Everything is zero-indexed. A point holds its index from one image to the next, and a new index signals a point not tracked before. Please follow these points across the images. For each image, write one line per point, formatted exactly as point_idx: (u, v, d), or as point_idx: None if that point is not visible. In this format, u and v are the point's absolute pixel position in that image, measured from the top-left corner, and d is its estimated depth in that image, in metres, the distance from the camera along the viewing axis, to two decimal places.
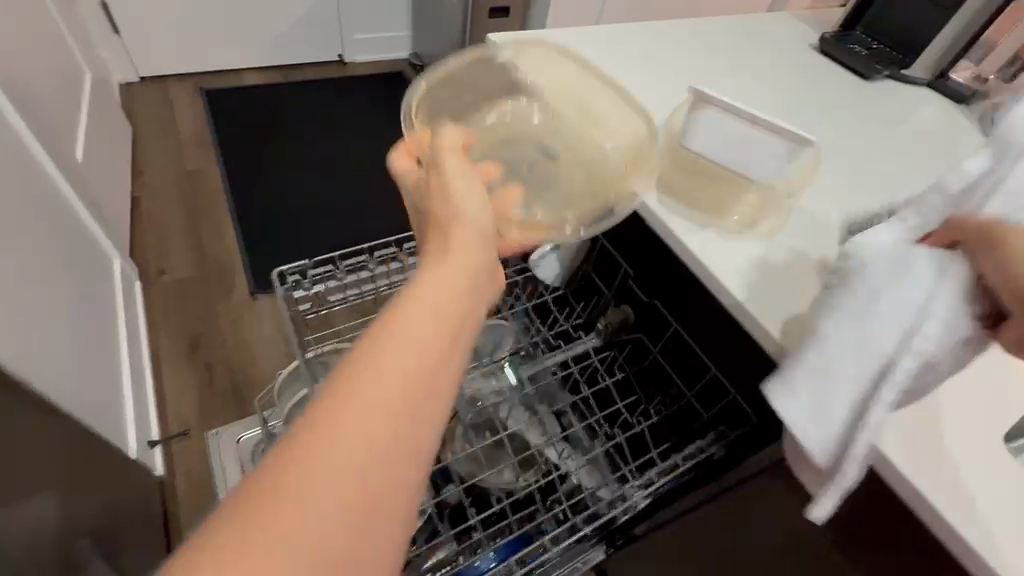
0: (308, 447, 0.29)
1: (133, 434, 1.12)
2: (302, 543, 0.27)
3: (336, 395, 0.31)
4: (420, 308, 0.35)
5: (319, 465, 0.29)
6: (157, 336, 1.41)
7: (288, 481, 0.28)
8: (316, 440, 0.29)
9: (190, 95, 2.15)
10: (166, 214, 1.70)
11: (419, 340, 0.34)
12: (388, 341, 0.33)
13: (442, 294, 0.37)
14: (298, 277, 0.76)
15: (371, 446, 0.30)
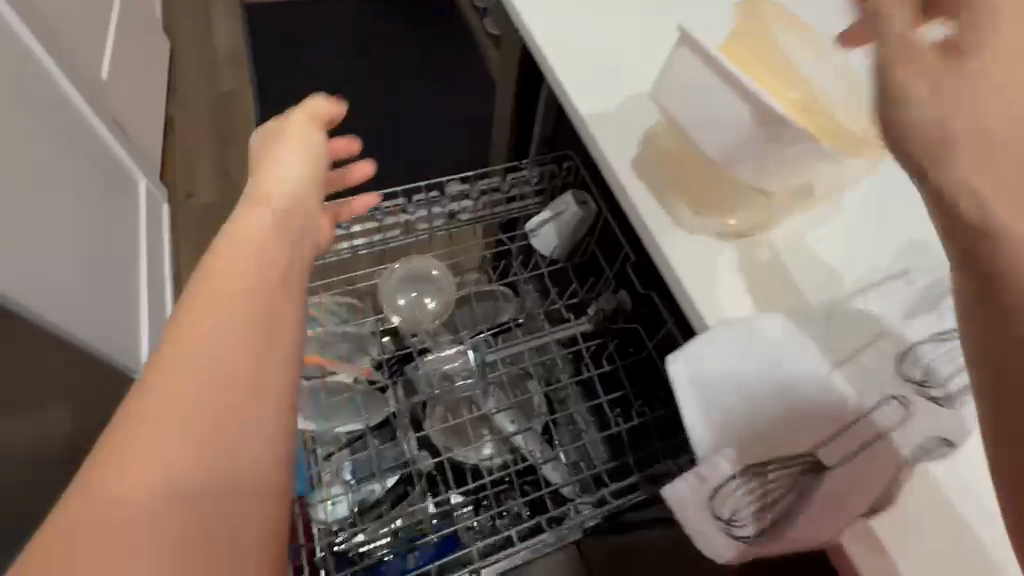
0: (142, 418, 0.32)
1: (145, 357, 1.19)
2: (149, 495, 0.30)
3: (166, 366, 0.35)
4: (241, 274, 0.40)
5: (155, 448, 0.32)
6: (180, 261, 1.46)
7: (133, 440, 0.32)
8: (152, 404, 0.33)
9: (230, 8, 2.08)
10: (197, 136, 1.70)
11: (242, 301, 0.38)
12: (207, 306, 0.37)
13: (261, 266, 0.42)
14: None
15: (196, 399, 0.34)
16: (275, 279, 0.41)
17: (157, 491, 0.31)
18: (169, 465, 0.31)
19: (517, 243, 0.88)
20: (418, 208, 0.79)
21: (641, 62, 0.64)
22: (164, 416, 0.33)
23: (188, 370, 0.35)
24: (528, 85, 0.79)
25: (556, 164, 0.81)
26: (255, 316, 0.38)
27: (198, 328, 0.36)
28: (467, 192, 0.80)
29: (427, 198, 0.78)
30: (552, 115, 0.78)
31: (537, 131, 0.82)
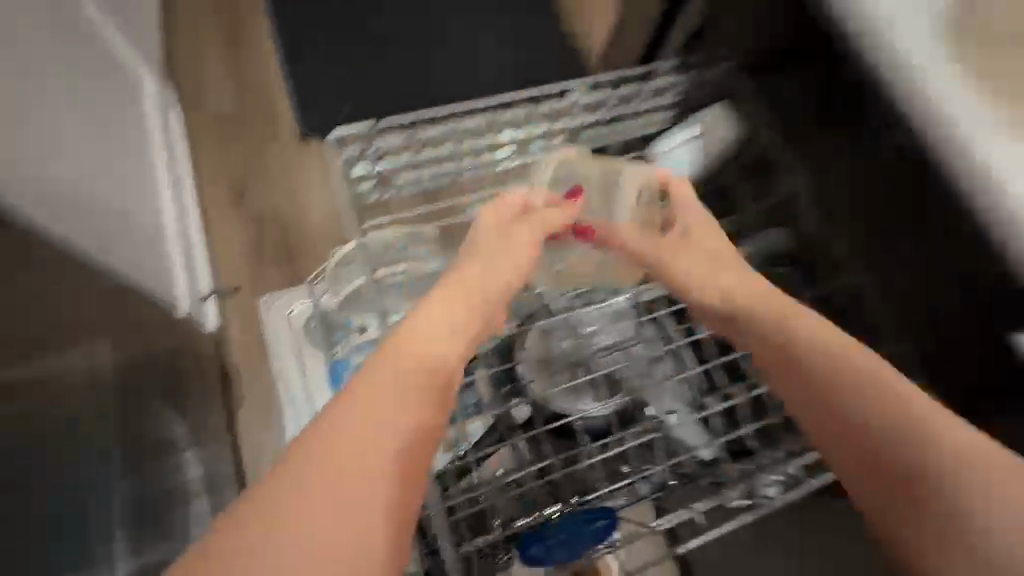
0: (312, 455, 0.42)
1: (183, 290, 1.07)
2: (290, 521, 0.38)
3: (342, 420, 0.44)
4: (402, 368, 0.49)
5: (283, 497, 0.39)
6: (201, 179, 1.28)
7: (302, 471, 0.41)
8: (326, 447, 0.42)
9: None
10: (200, 25, 1.44)
11: (397, 399, 0.47)
12: (377, 382, 0.47)
13: (408, 377, 0.49)
14: (360, 149, 0.57)
15: (362, 453, 0.43)
16: (429, 376, 0.50)
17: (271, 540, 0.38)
18: (310, 519, 0.39)
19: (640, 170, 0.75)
20: (537, 123, 0.64)
21: None
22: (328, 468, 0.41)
23: (359, 439, 0.43)
24: None
25: (705, 71, 0.66)
26: (409, 418, 0.46)
27: (359, 408, 0.45)
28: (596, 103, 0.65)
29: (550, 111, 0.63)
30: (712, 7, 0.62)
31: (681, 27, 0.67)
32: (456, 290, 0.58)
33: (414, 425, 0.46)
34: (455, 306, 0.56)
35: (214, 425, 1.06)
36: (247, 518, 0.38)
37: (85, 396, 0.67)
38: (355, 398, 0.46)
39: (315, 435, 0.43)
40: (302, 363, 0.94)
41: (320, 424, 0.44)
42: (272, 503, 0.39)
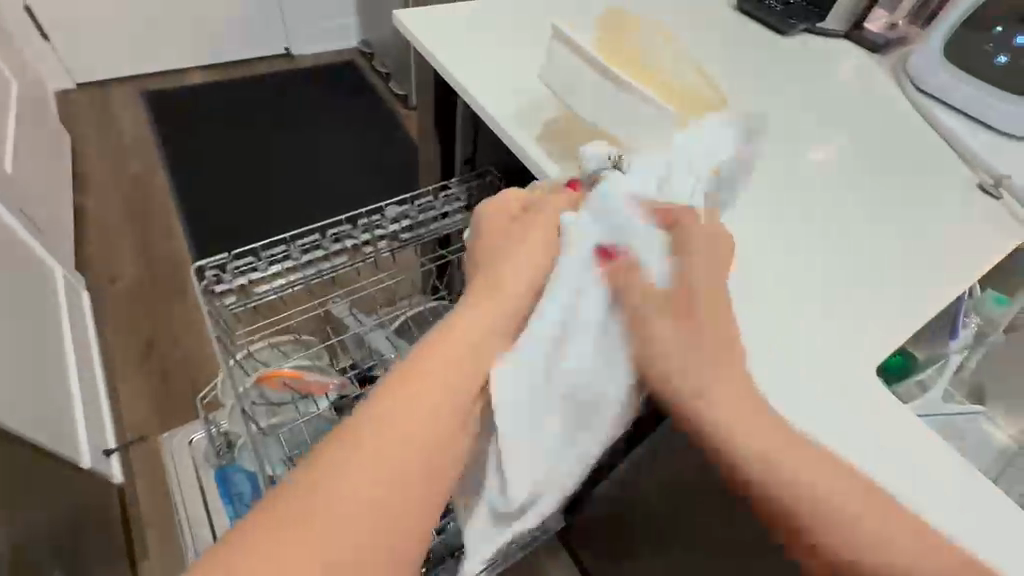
0: (322, 473, 0.36)
1: (85, 445, 1.12)
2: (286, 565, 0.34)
3: (359, 447, 0.37)
4: (431, 373, 0.41)
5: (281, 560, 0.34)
6: (108, 344, 1.39)
7: (300, 504, 0.36)
8: (338, 479, 0.36)
9: (132, 99, 2.09)
10: (110, 221, 1.67)
11: (407, 415, 0.39)
12: (395, 397, 0.40)
13: (429, 419, 0.40)
14: (218, 271, 0.77)
15: (381, 474, 0.37)
16: (451, 380, 0.42)
17: None
18: (320, 546, 0.34)
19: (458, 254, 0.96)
20: (360, 232, 0.86)
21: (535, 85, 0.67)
22: (333, 498, 0.36)
23: (377, 457, 0.37)
24: (441, 118, 0.92)
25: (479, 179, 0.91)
26: (426, 434, 0.39)
27: (366, 452, 0.37)
28: (403, 212, 0.89)
29: (368, 222, 0.86)
30: (469, 138, 0.91)
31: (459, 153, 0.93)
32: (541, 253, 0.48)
33: (433, 441, 0.39)
34: (496, 329, 0.45)
35: None
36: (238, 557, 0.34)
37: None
38: (367, 440, 0.38)
39: (319, 485, 0.36)
40: (201, 485, 1.00)
41: (324, 471, 0.37)
42: (273, 527, 0.35)
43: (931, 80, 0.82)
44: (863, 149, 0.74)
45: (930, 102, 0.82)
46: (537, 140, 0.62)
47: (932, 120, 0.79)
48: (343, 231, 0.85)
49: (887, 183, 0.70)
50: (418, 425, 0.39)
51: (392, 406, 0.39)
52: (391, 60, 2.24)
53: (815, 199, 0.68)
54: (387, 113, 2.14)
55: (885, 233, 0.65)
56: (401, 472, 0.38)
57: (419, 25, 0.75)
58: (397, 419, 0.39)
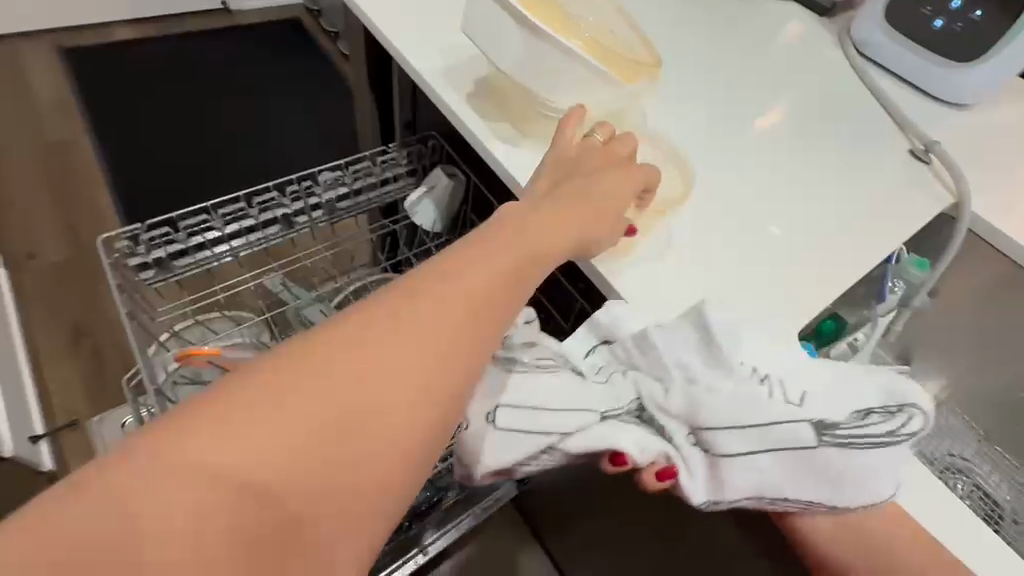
0: (320, 365, 0.33)
1: (8, 433, 1.05)
2: (225, 479, 0.29)
3: (365, 349, 0.34)
4: (452, 315, 0.38)
5: (254, 435, 0.31)
6: (33, 327, 1.30)
7: (265, 413, 0.31)
8: (314, 399, 0.32)
9: (47, 56, 1.89)
10: (28, 192, 1.53)
11: (410, 352, 0.35)
12: (422, 305, 0.37)
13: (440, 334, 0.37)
14: (131, 242, 0.71)
15: (394, 382, 0.34)
16: (467, 327, 0.38)
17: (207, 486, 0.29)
18: (277, 470, 0.31)
19: (400, 224, 0.92)
20: (293, 200, 0.81)
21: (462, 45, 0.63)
22: (299, 413, 0.32)
23: (371, 390, 0.34)
24: (377, 77, 0.86)
25: (421, 145, 0.87)
26: (429, 385, 0.35)
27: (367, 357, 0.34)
28: (339, 178, 0.84)
29: (301, 190, 0.81)
30: (408, 101, 0.86)
31: (398, 117, 0.89)
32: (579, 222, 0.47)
33: (431, 390, 0.36)
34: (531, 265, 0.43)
35: None
36: (180, 458, 0.29)
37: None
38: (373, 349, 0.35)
39: (313, 376, 0.33)
40: None
41: (325, 355, 0.34)
42: (209, 430, 0.30)
43: (873, 44, 0.81)
44: (803, 112, 0.74)
45: (872, 68, 0.82)
46: (467, 100, 0.59)
47: (872, 87, 0.79)
48: (273, 199, 0.79)
49: (825, 149, 0.69)
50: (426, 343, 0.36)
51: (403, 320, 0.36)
52: (338, 18, 2.09)
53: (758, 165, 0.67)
54: (334, 76, 2.02)
55: (818, 201, 0.65)
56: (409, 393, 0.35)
57: None
58: (409, 333, 0.36)
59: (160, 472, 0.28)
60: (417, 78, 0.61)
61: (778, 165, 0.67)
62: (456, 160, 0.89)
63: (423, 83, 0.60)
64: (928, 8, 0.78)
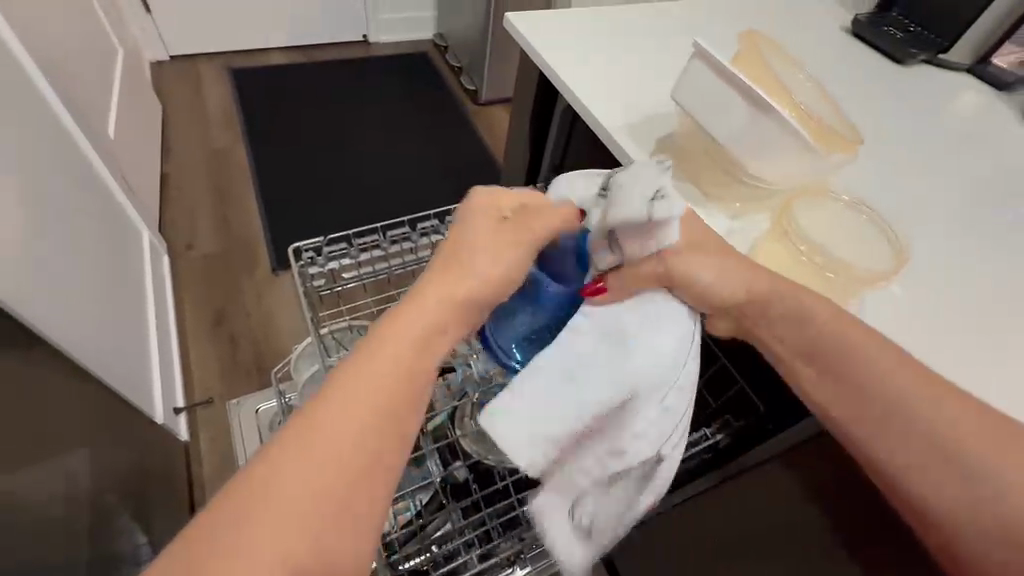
0: (308, 437, 0.37)
1: (158, 402, 1.18)
2: (297, 490, 0.35)
3: (313, 420, 0.37)
4: (435, 302, 0.44)
5: (306, 462, 0.36)
6: (184, 310, 1.46)
7: (304, 441, 0.37)
8: (340, 400, 0.38)
9: (218, 74, 2.18)
10: (192, 190, 1.75)
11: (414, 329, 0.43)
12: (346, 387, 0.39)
13: (340, 450, 0.37)
14: (313, 253, 0.79)
15: (350, 431, 0.38)
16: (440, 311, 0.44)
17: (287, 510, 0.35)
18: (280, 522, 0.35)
19: None
20: (447, 228, 0.87)
21: (641, 105, 0.66)
22: (320, 444, 0.37)
23: (361, 392, 0.39)
24: (534, 120, 0.91)
25: None
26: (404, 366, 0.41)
27: (306, 432, 0.37)
28: None
29: (456, 219, 0.87)
30: (560, 145, 0.91)
31: (548, 158, 0.94)
32: (501, 240, 0.48)
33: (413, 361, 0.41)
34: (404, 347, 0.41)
35: (177, 534, 1.08)
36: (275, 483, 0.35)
37: (50, 485, 0.73)
38: (320, 413, 0.38)
39: (322, 423, 0.37)
40: None
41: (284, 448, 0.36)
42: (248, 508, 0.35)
43: None
44: (989, 194, 0.70)
45: None
46: (652, 155, 0.61)
47: None
48: (431, 225, 0.86)
49: (1014, 234, 0.66)
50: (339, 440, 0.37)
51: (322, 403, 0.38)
52: (465, 56, 2.25)
53: (945, 242, 0.63)
54: (456, 106, 2.16)
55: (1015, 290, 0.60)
56: (355, 418, 0.38)
57: (532, 28, 0.75)
58: (351, 386, 0.39)
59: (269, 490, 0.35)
60: (600, 133, 0.64)
61: (965, 245, 0.63)
62: None
63: (606, 139, 0.64)
64: None
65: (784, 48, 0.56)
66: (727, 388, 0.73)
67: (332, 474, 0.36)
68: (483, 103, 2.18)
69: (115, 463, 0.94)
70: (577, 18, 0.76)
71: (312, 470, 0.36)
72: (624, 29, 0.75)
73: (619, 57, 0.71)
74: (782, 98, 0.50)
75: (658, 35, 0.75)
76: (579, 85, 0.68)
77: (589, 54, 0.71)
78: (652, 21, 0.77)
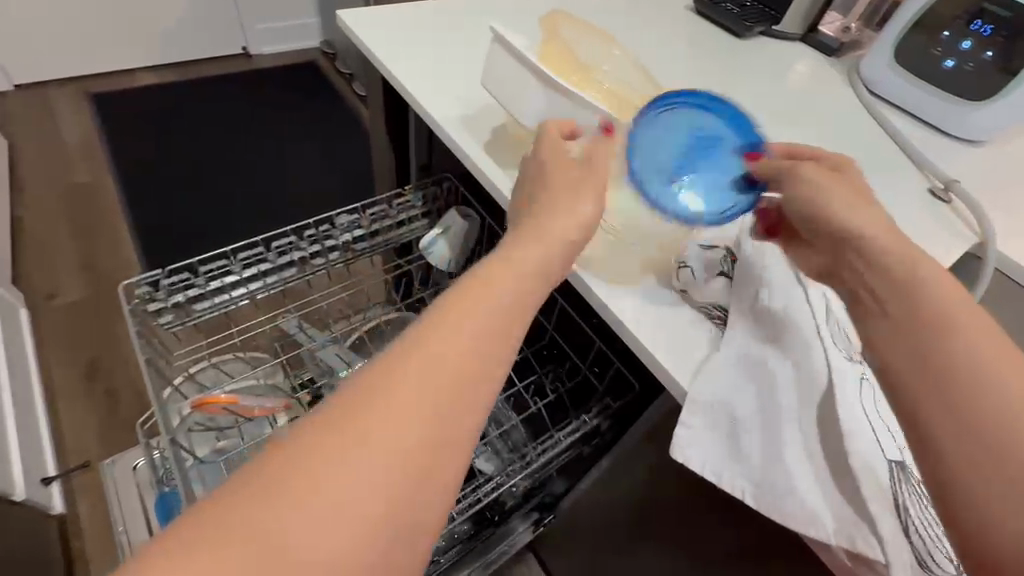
0: (371, 412, 0.31)
1: (19, 475, 1.04)
2: (343, 489, 0.29)
3: (382, 396, 0.32)
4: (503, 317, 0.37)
5: (363, 452, 0.30)
6: (49, 366, 1.31)
7: (312, 475, 0.29)
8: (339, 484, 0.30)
9: (76, 101, 1.98)
10: (53, 232, 1.57)
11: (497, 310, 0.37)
12: (427, 364, 0.33)
13: (404, 441, 0.31)
14: (151, 288, 0.71)
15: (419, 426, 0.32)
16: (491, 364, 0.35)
17: (326, 501, 0.29)
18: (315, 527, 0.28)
19: (416, 264, 0.93)
20: (309, 243, 0.81)
21: (477, 96, 0.64)
22: (328, 493, 0.29)
23: (381, 437, 0.31)
24: (393, 120, 0.88)
25: (437, 186, 0.89)
26: (445, 406, 0.32)
27: (376, 405, 0.31)
28: (356, 220, 0.84)
29: (318, 232, 0.81)
30: (423, 144, 0.88)
31: (414, 159, 0.90)
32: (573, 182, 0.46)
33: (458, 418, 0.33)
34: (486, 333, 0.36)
35: None
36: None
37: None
38: (398, 382, 0.32)
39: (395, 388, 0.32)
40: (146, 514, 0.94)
41: (350, 415, 0.31)
42: (280, 487, 0.29)
43: (881, 83, 0.82)
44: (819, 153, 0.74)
45: (886, 106, 0.82)
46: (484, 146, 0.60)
47: (884, 124, 0.80)
48: (290, 242, 0.80)
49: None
50: (401, 431, 0.31)
51: (403, 372, 0.33)
52: (353, 61, 2.16)
53: None
54: (349, 115, 2.07)
55: None
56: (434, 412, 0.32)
57: (363, 25, 0.71)
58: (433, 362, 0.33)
59: (215, 542, 0.27)
60: (436, 127, 0.62)
61: None
62: (469, 200, 0.90)
63: (441, 132, 0.61)
64: (938, 48, 0.78)
65: (594, 41, 0.58)
66: (608, 369, 0.74)
67: (340, 523, 0.28)
68: None
69: None
70: (411, 13, 0.73)
71: (371, 472, 0.30)
72: (462, 21, 0.73)
73: (455, 49, 0.69)
74: (583, 82, 0.51)
75: (496, 24, 0.73)
76: (413, 80, 0.65)
77: (423, 48, 0.68)
78: (492, 10, 0.75)
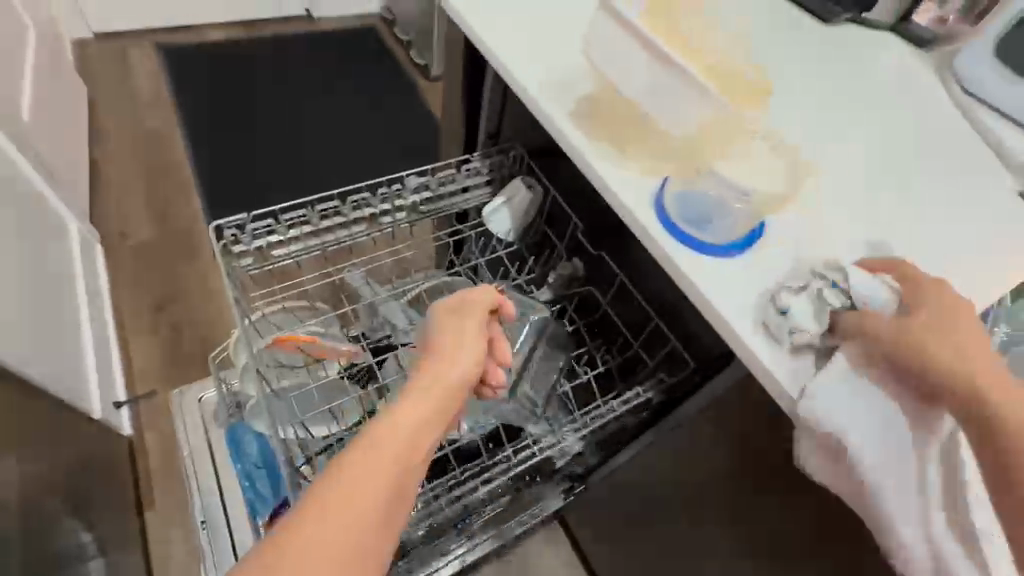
0: (352, 465, 0.43)
1: (97, 397, 1.13)
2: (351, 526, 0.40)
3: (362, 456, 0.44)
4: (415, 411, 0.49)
5: (357, 498, 0.42)
6: (122, 301, 1.40)
7: (336, 505, 0.41)
8: (359, 459, 0.44)
9: (148, 52, 2.05)
10: (126, 176, 1.66)
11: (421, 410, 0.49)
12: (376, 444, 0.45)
13: (375, 494, 0.42)
14: (236, 231, 0.76)
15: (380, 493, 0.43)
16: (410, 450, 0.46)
17: (348, 527, 0.40)
18: (345, 545, 0.40)
19: (476, 230, 0.95)
20: (379, 200, 0.84)
21: (565, 67, 0.65)
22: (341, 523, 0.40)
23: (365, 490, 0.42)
24: (468, 87, 0.89)
25: (502, 155, 0.90)
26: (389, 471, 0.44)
27: (364, 463, 0.43)
28: (424, 182, 0.87)
29: (387, 190, 0.84)
30: (495, 109, 0.89)
31: (484, 127, 0.92)
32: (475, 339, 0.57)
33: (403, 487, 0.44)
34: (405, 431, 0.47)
35: (123, 531, 1.05)
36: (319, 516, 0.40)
37: None
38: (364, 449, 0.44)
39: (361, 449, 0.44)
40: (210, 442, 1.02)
41: (355, 462, 0.43)
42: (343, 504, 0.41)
43: (978, 78, 0.79)
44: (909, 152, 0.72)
45: (981, 104, 0.79)
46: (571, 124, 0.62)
47: (979, 123, 0.77)
48: (362, 198, 0.83)
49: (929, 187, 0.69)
50: (370, 486, 0.42)
51: (364, 440, 0.45)
52: (413, 28, 2.15)
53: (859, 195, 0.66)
54: (406, 83, 2.09)
55: None
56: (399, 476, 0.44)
57: None
58: (379, 440, 0.45)
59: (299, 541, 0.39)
60: (522, 93, 0.63)
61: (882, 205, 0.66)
62: (535, 171, 0.91)
63: (528, 100, 0.62)
64: None
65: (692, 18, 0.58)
66: (660, 347, 0.76)
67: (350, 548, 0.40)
68: (433, 78, 2.12)
69: (56, 457, 0.91)
70: None
71: (357, 519, 0.41)
72: None
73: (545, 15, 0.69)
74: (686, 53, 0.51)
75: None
76: (507, 48, 0.66)
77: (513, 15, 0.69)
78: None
